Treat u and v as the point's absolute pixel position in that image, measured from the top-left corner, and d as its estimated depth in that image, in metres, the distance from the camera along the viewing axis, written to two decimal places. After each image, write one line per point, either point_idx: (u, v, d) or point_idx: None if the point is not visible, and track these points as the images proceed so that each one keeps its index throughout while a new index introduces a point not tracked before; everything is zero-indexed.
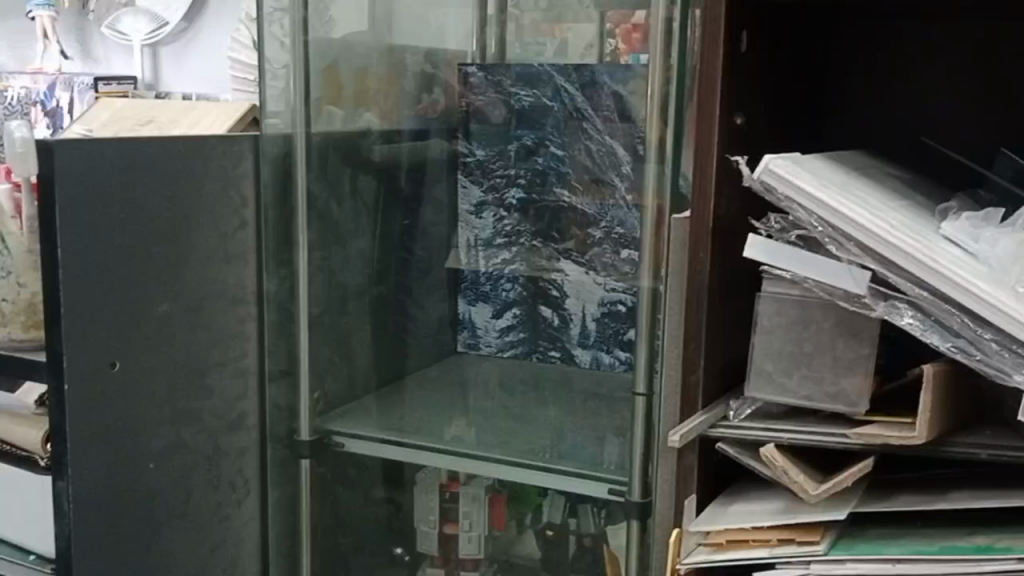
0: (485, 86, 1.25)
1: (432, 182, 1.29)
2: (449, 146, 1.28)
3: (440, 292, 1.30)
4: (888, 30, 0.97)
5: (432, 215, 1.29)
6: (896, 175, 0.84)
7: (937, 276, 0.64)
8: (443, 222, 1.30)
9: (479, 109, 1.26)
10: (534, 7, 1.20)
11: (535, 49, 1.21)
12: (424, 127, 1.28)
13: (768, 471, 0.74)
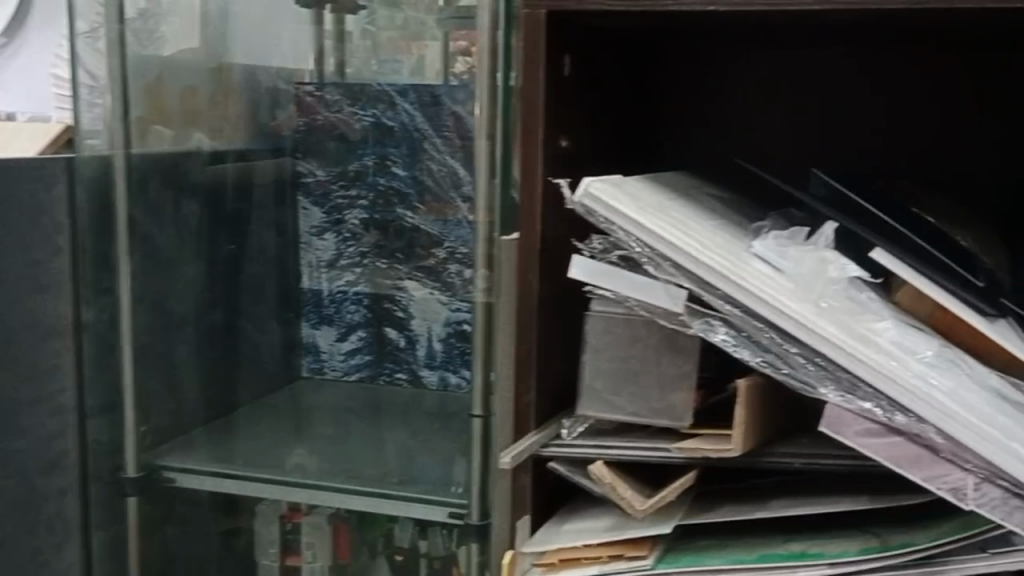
0: (341, 101, 1.22)
1: (259, 203, 1.27)
2: (276, 165, 1.27)
3: (272, 317, 1.28)
4: (711, 56, 1.01)
5: (260, 239, 1.28)
6: (714, 195, 0.87)
7: (746, 293, 0.66)
8: (271, 245, 1.28)
9: (330, 124, 1.23)
10: (389, 26, 1.13)
11: (392, 68, 1.16)
12: (251, 148, 1.26)
13: (598, 488, 0.75)
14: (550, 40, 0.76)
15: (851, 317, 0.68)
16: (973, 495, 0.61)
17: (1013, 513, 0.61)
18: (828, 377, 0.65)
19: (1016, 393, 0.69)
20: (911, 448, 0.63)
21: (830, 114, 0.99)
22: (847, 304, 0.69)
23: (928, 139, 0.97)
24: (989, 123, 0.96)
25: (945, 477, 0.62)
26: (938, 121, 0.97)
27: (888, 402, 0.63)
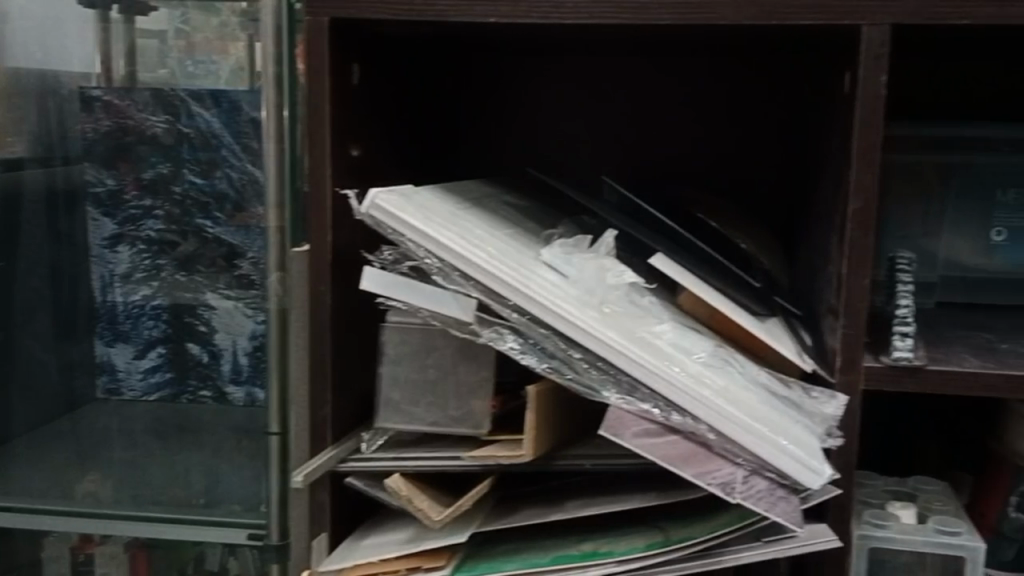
0: (142, 105, 1.17)
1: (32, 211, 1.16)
2: (48, 176, 1.17)
3: (47, 339, 1.19)
4: (503, 67, 1.05)
5: (33, 251, 1.17)
6: (510, 203, 0.88)
7: (532, 301, 0.67)
8: (45, 258, 1.18)
9: (132, 124, 1.17)
10: (206, 27, 1.17)
11: (205, 68, 1.17)
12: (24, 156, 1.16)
13: (394, 502, 0.74)
14: (334, 49, 0.74)
15: (632, 321, 0.70)
16: (743, 487, 0.64)
17: (778, 502, 0.64)
18: (610, 380, 0.67)
19: (785, 389, 0.72)
20: (688, 446, 0.65)
21: (617, 124, 1.05)
22: (630, 309, 0.72)
23: (705, 146, 1.04)
24: (757, 130, 1.03)
25: (715, 472, 0.64)
26: (712, 131, 1.04)
27: (665, 402, 0.66)
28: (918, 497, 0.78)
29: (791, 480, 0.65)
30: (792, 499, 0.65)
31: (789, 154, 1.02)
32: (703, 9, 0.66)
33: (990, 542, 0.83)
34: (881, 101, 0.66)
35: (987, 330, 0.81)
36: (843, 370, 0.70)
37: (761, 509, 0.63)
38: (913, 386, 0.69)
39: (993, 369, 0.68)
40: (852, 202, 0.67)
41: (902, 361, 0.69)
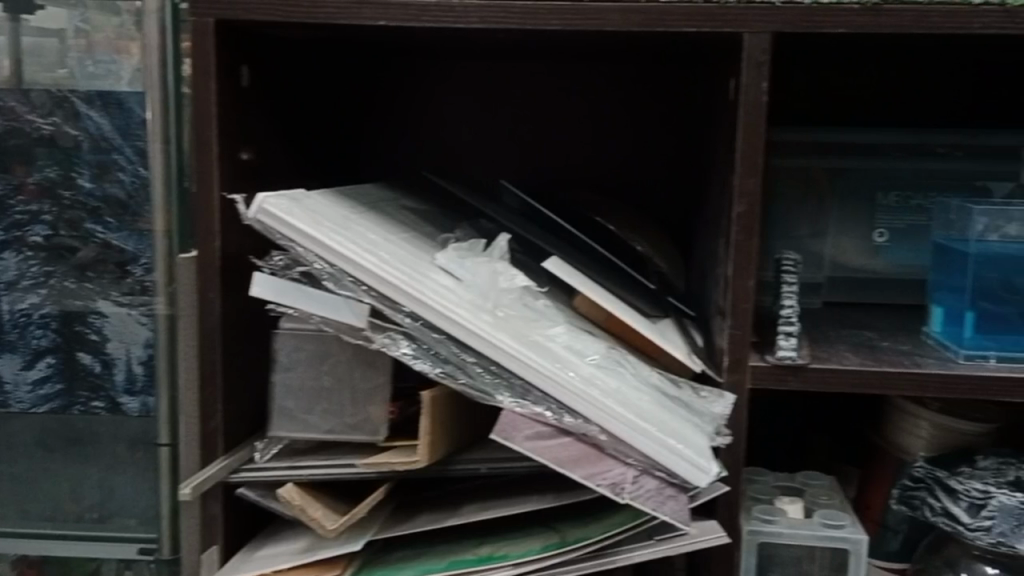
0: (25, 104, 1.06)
1: None
2: None
3: None
4: (399, 70, 1.05)
5: None
6: (407, 207, 0.87)
7: (424, 306, 0.67)
8: None
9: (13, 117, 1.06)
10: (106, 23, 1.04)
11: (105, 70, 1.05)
12: None
13: (288, 512, 0.73)
14: (220, 51, 0.73)
15: (526, 325, 0.71)
16: (633, 487, 0.65)
17: (666, 502, 0.65)
18: (504, 384, 0.67)
19: (676, 389, 0.74)
20: (580, 448, 0.65)
21: (515, 128, 1.06)
22: (524, 313, 0.72)
23: (601, 150, 1.06)
24: (650, 134, 1.05)
25: (605, 473, 0.65)
26: (608, 135, 1.05)
27: (557, 404, 0.66)
28: (805, 492, 0.81)
29: (681, 479, 0.66)
30: (679, 497, 0.66)
31: (678, 159, 1.05)
32: (590, 16, 0.67)
33: (876, 535, 0.86)
34: (762, 107, 0.67)
35: (870, 329, 0.83)
36: (732, 369, 0.71)
37: (649, 508, 0.64)
38: (797, 384, 0.71)
39: (872, 367, 0.71)
40: (737, 207, 0.69)
41: (786, 360, 0.71)
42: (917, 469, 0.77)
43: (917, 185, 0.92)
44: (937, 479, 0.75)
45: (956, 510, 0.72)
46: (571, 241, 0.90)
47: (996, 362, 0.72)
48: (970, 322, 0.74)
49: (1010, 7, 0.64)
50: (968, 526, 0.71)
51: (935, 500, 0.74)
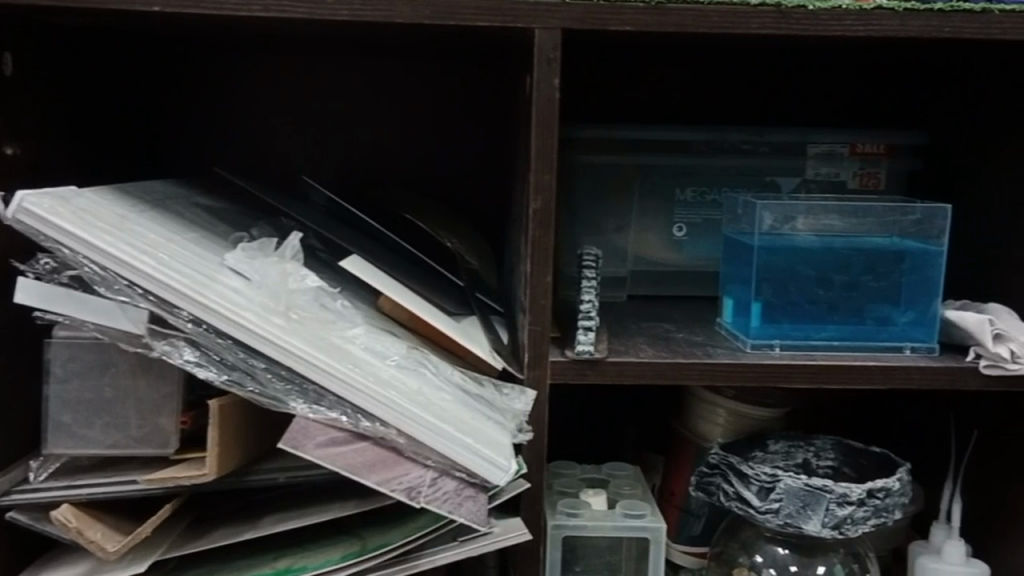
0: None
1: None
2: None
3: None
4: (194, 60, 1.00)
5: None
6: (199, 205, 0.82)
7: (208, 310, 0.62)
8: None
9: None
10: None
11: None
12: None
13: (66, 536, 0.67)
14: None
15: (323, 327, 0.68)
16: (429, 490, 0.63)
17: (464, 502, 0.64)
18: (296, 390, 0.63)
19: (478, 386, 0.73)
20: (376, 452, 0.63)
21: (319, 122, 1.02)
22: (319, 314, 0.69)
23: (409, 145, 1.04)
24: (458, 129, 1.04)
25: (401, 477, 0.63)
26: (416, 130, 1.04)
27: (353, 408, 0.63)
28: (609, 483, 0.82)
29: (480, 478, 0.65)
30: (479, 497, 0.65)
31: (487, 154, 1.05)
32: (379, 7, 0.65)
33: (677, 520, 0.89)
34: (555, 104, 0.67)
35: (669, 321, 0.86)
36: (531, 365, 0.71)
37: (446, 510, 0.63)
38: (595, 378, 0.71)
39: (666, 359, 0.72)
40: (532, 204, 0.69)
41: (585, 356, 0.71)
42: (714, 455, 0.79)
43: (711, 180, 0.95)
44: (731, 464, 0.76)
45: (748, 494, 0.74)
46: (374, 238, 0.87)
47: (780, 350, 0.75)
48: (757, 313, 0.77)
49: (784, 9, 0.66)
50: (758, 509, 0.73)
51: (730, 485, 0.76)
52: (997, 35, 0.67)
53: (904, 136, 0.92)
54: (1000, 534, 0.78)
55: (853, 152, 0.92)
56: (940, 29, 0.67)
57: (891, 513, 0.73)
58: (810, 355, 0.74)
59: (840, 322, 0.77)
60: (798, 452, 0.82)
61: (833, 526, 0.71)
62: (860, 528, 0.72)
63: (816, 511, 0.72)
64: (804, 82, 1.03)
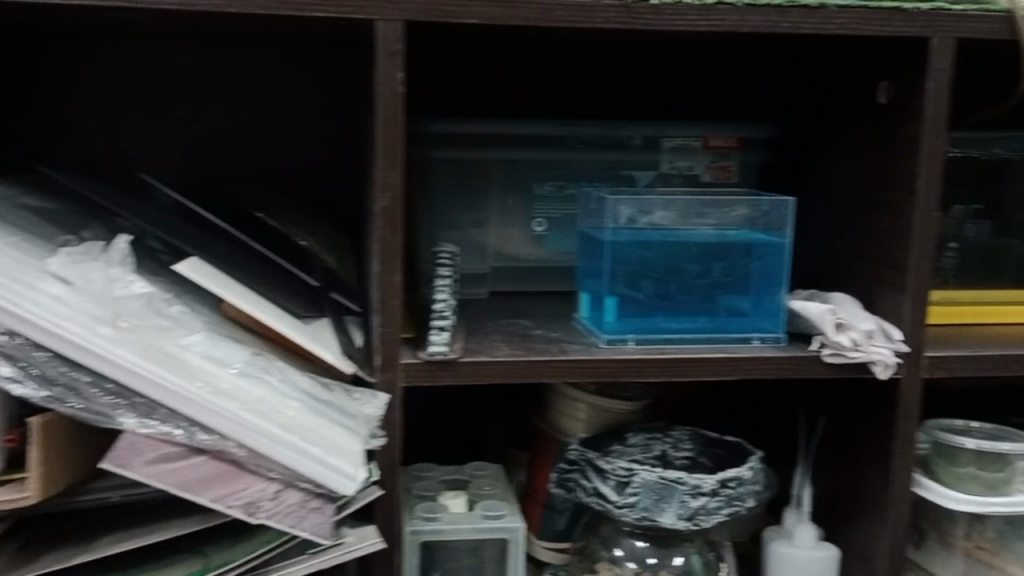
0: None
1: None
2: None
3: None
4: None
5: None
6: (25, 205, 0.77)
7: (23, 322, 0.57)
8: None
9: None
10: None
11: None
12: None
13: None
14: None
15: (156, 336, 0.64)
16: (269, 505, 0.61)
17: (307, 515, 0.62)
18: (125, 404, 0.59)
19: (328, 392, 0.70)
20: (214, 467, 0.61)
21: (163, 117, 0.98)
22: (151, 322, 0.65)
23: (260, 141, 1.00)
24: (311, 125, 1.01)
25: (239, 492, 0.60)
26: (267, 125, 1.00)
27: (188, 421, 0.60)
28: (470, 484, 0.81)
29: (326, 489, 0.63)
30: (324, 509, 0.63)
31: (342, 150, 1.02)
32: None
33: (542, 515, 0.88)
34: (399, 98, 0.65)
35: (527, 318, 0.85)
36: (384, 368, 0.68)
37: (286, 526, 0.61)
38: (449, 379, 0.69)
39: (521, 356, 0.71)
40: (380, 201, 0.66)
41: (437, 356, 0.69)
42: (572, 451, 0.78)
43: (569, 174, 0.94)
44: (589, 460, 0.76)
45: (605, 489, 0.74)
46: (221, 237, 0.83)
47: (634, 345, 0.75)
48: (612, 308, 0.77)
49: (628, 3, 0.66)
50: (615, 503, 0.73)
51: (588, 480, 0.76)
52: (834, 30, 0.68)
53: (755, 130, 0.94)
54: (848, 516, 0.80)
55: (706, 145, 0.94)
56: (780, 24, 0.68)
57: (743, 502, 0.74)
58: (662, 348, 0.74)
59: (698, 312, 0.79)
60: (656, 444, 0.83)
61: (687, 517, 0.72)
62: (714, 519, 0.72)
63: (670, 503, 0.72)
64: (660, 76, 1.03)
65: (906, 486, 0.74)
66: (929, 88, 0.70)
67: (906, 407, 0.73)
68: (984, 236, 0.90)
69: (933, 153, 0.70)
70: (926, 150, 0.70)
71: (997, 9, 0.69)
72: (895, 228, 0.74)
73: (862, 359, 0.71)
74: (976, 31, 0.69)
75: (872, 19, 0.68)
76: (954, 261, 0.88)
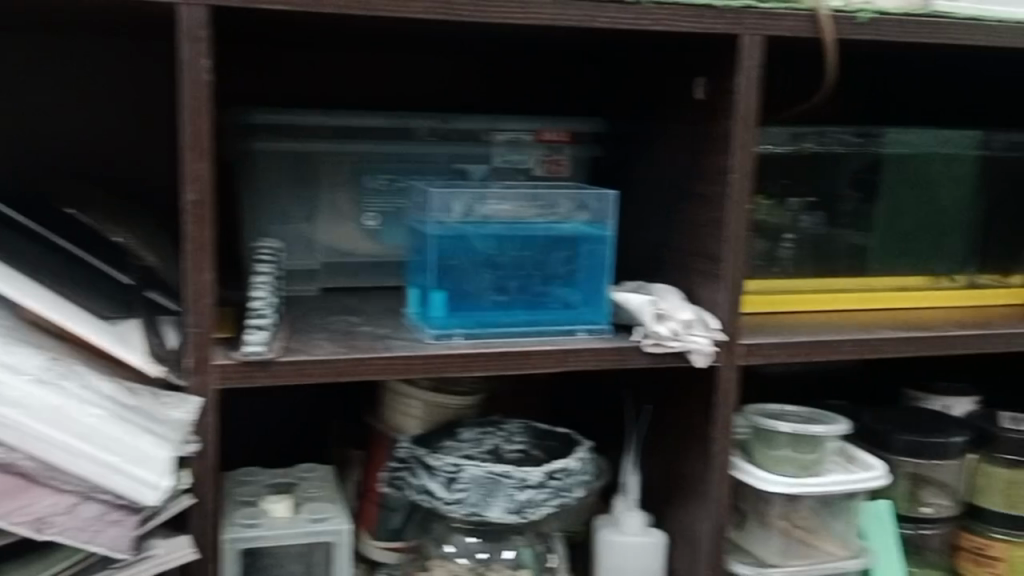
0: None
1: None
2: None
3: None
4: None
5: None
6: None
7: None
8: None
9: None
10: None
11: None
12: None
13: None
14: None
15: None
16: (62, 519, 0.58)
17: (104, 529, 0.59)
18: None
19: (132, 397, 0.66)
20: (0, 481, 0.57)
21: None
22: None
23: (69, 132, 0.94)
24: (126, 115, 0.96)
25: (27, 507, 0.57)
26: (77, 115, 0.94)
27: None
28: (296, 487, 0.78)
29: (128, 500, 0.59)
30: (125, 522, 0.60)
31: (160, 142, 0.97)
32: None
33: (377, 513, 0.86)
34: (206, 87, 0.62)
35: (356, 315, 0.83)
36: (194, 371, 0.65)
37: (81, 541, 0.58)
38: (267, 379, 0.67)
39: (342, 354, 0.69)
40: (188, 194, 0.63)
41: (254, 356, 0.66)
42: (402, 449, 0.77)
43: (401, 168, 0.93)
44: (417, 458, 0.75)
45: (432, 487, 0.73)
46: None
47: (461, 339, 0.74)
48: (441, 303, 0.75)
49: None
50: (443, 500, 0.72)
51: (416, 478, 0.74)
52: (649, 25, 0.69)
53: (586, 123, 0.94)
54: (674, 500, 0.82)
55: (538, 139, 0.93)
56: (598, 18, 0.68)
57: (570, 492, 0.75)
58: (490, 341, 0.74)
59: (530, 305, 0.78)
60: (487, 438, 0.82)
61: (515, 511, 0.72)
62: (541, 511, 0.73)
63: (497, 498, 0.72)
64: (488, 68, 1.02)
65: (724, 469, 0.77)
66: (740, 84, 0.72)
67: (722, 393, 0.76)
68: (817, 226, 0.91)
69: (744, 147, 0.73)
70: (738, 145, 0.73)
71: (802, 8, 0.72)
72: (712, 219, 0.76)
73: (680, 348, 0.74)
74: (783, 30, 0.72)
75: (686, 16, 0.70)
76: (790, 251, 0.90)
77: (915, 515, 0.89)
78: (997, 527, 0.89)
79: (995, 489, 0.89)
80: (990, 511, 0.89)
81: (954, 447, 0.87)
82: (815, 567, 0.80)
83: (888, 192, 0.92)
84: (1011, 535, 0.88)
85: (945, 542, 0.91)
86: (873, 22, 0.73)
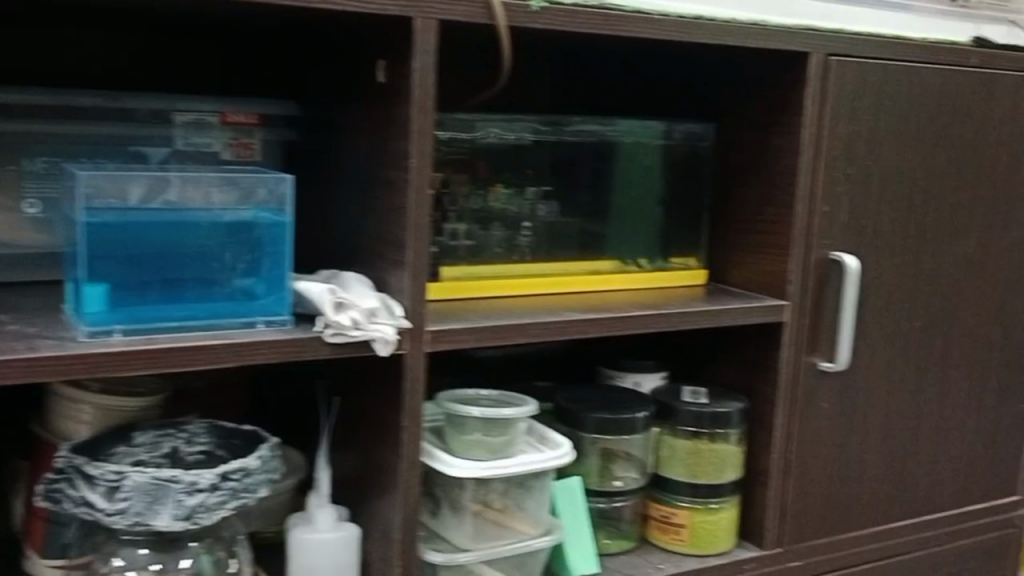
0: None
1: None
2: None
3: None
4: None
5: None
6: None
7: None
8: None
9: None
10: None
11: None
12: None
13: None
14: None
15: None
16: None
17: None
18: None
19: None
20: None
21: None
22: None
23: None
24: None
25: None
26: None
27: None
28: None
29: None
30: None
31: None
32: None
33: (45, 531, 0.78)
34: None
35: (6, 312, 0.74)
36: None
37: None
38: None
39: None
40: None
41: None
42: (60, 459, 0.70)
43: (65, 151, 0.84)
44: (76, 467, 0.68)
45: (92, 497, 0.67)
46: None
47: (121, 335, 0.69)
48: (98, 295, 0.69)
49: None
50: (104, 511, 0.67)
51: (74, 489, 0.68)
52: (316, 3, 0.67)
53: (275, 106, 0.89)
54: (366, 492, 0.80)
55: (223, 121, 0.87)
56: None
57: (252, 493, 0.71)
58: (153, 338, 0.69)
59: (205, 297, 0.73)
60: (165, 442, 0.76)
61: (185, 517, 0.67)
62: (214, 515, 0.69)
63: (164, 505, 0.67)
64: (159, 43, 0.93)
65: (414, 458, 0.76)
66: (415, 67, 0.71)
67: (411, 381, 0.75)
68: (555, 215, 0.97)
69: (422, 132, 0.72)
70: (416, 130, 0.72)
71: None
72: (394, 204, 0.75)
73: (363, 337, 0.72)
74: (455, 14, 0.71)
75: None
76: (529, 238, 0.95)
77: (608, 489, 0.92)
78: (682, 496, 0.94)
79: (679, 459, 0.94)
80: (675, 481, 0.94)
81: (640, 421, 0.91)
82: (507, 548, 0.82)
83: (621, 175, 0.99)
84: (694, 502, 0.93)
85: (636, 512, 0.95)
86: (545, 10, 0.74)
